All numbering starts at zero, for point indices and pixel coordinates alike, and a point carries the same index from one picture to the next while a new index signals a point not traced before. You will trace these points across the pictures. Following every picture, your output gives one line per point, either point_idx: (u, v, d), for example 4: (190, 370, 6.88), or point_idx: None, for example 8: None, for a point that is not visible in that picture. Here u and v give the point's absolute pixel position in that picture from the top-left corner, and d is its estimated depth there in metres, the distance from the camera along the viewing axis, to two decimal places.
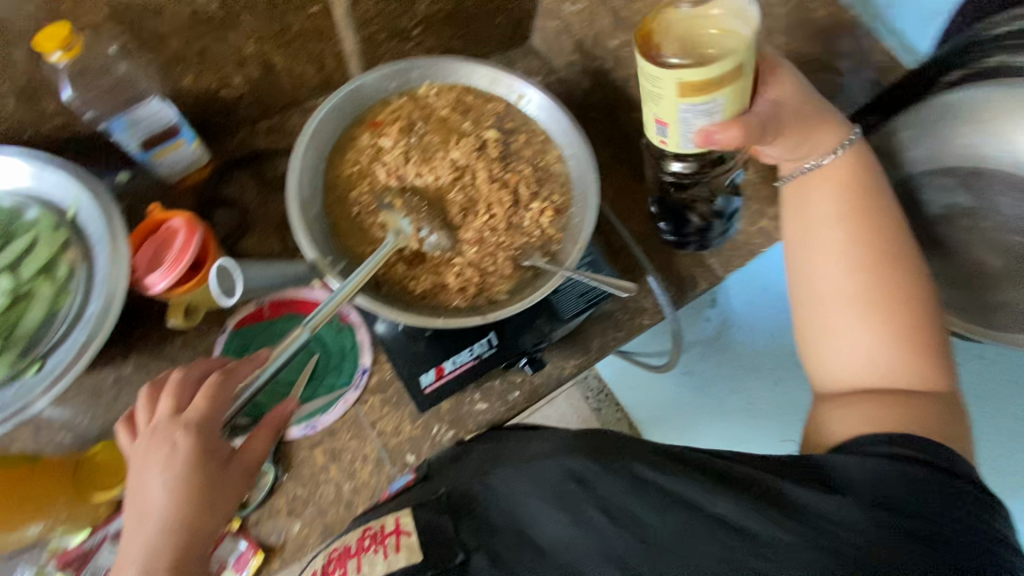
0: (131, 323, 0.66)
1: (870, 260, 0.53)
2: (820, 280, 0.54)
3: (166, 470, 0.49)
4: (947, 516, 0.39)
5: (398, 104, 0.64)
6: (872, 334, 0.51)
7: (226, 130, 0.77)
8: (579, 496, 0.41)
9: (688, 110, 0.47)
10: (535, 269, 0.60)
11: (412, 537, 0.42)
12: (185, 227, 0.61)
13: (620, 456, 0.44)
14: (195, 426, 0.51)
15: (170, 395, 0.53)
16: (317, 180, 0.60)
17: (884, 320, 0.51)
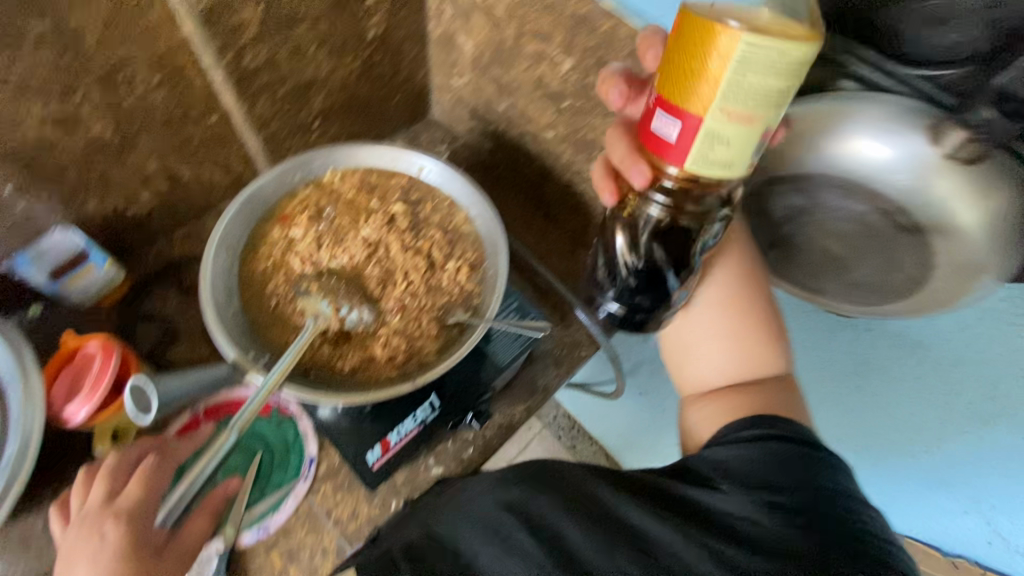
0: (56, 461, 0.63)
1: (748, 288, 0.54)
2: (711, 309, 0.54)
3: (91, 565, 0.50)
4: (813, 485, 0.43)
5: (304, 194, 0.67)
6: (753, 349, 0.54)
7: (142, 246, 0.78)
8: (507, 526, 0.44)
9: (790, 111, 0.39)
10: (459, 325, 0.63)
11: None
12: (101, 350, 0.60)
13: (553, 480, 0.46)
14: (125, 515, 0.52)
15: (100, 483, 0.54)
16: (231, 280, 0.61)
17: (741, 327, 0.54)
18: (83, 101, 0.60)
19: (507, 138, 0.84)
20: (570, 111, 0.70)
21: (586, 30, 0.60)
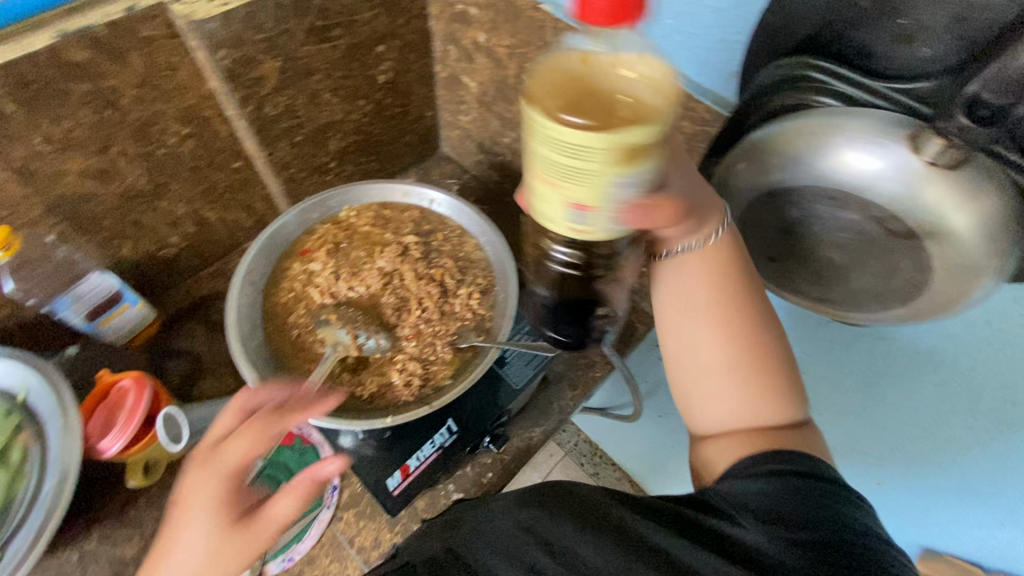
0: (90, 495, 0.65)
1: (734, 328, 0.50)
2: (697, 357, 0.51)
3: (188, 535, 0.42)
4: (822, 517, 0.44)
5: (322, 230, 0.71)
6: (749, 393, 0.50)
7: (171, 286, 0.82)
8: (526, 548, 0.50)
9: (620, 185, 0.36)
10: (472, 350, 0.65)
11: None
12: (134, 385, 0.63)
13: (580, 505, 0.51)
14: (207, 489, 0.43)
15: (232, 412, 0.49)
16: (254, 314, 0.64)
17: (759, 383, 0.50)
18: (119, 154, 0.65)
19: (514, 168, 0.88)
20: None
21: None
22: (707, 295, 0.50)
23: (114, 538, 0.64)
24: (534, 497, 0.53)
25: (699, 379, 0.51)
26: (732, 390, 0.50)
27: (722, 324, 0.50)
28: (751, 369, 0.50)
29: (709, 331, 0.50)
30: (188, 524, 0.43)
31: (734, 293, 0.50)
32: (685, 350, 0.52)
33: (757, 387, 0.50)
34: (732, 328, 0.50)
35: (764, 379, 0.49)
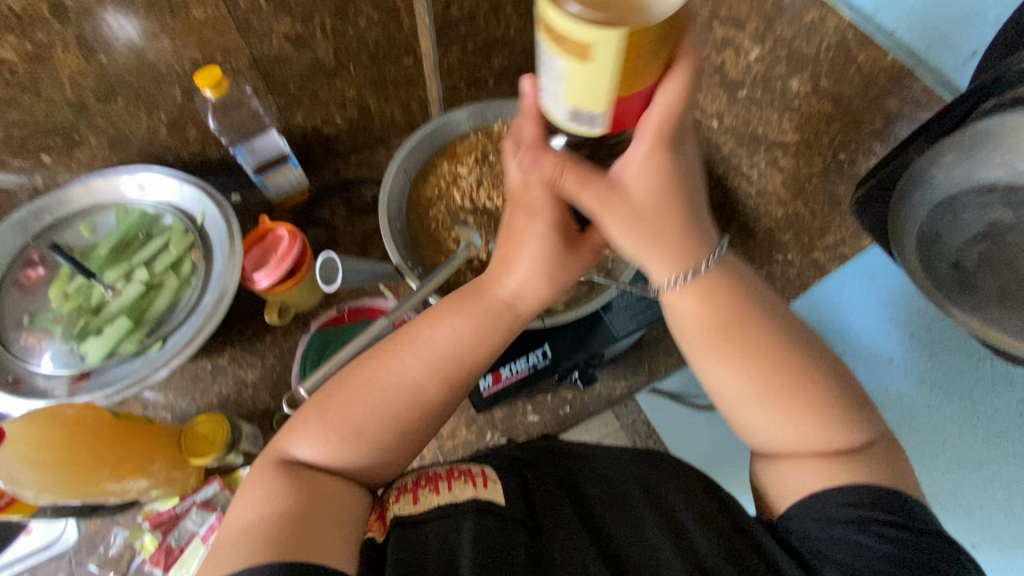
0: (232, 320, 0.75)
1: (771, 362, 0.46)
2: (730, 399, 0.48)
3: (523, 277, 0.47)
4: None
5: (474, 138, 0.73)
6: (786, 428, 0.47)
7: (324, 162, 0.89)
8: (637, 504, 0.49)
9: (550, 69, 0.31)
10: (590, 284, 0.66)
11: (498, 482, 0.46)
12: (288, 235, 0.70)
13: (674, 479, 0.51)
14: (647, 215, 0.42)
15: (640, 172, 0.40)
16: (402, 200, 0.69)
17: (791, 410, 0.46)
18: (318, 25, 0.69)
19: None
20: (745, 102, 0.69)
21: (788, 18, 0.59)
22: (725, 329, 0.46)
23: (242, 362, 0.74)
24: (632, 457, 0.55)
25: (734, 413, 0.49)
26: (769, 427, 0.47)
27: (740, 364, 0.47)
28: (789, 402, 0.46)
29: (740, 377, 0.47)
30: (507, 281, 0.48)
31: (755, 325, 0.47)
32: (714, 389, 0.49)
33: (796, 425, 0.46)
34: (757, 373, 0.46)
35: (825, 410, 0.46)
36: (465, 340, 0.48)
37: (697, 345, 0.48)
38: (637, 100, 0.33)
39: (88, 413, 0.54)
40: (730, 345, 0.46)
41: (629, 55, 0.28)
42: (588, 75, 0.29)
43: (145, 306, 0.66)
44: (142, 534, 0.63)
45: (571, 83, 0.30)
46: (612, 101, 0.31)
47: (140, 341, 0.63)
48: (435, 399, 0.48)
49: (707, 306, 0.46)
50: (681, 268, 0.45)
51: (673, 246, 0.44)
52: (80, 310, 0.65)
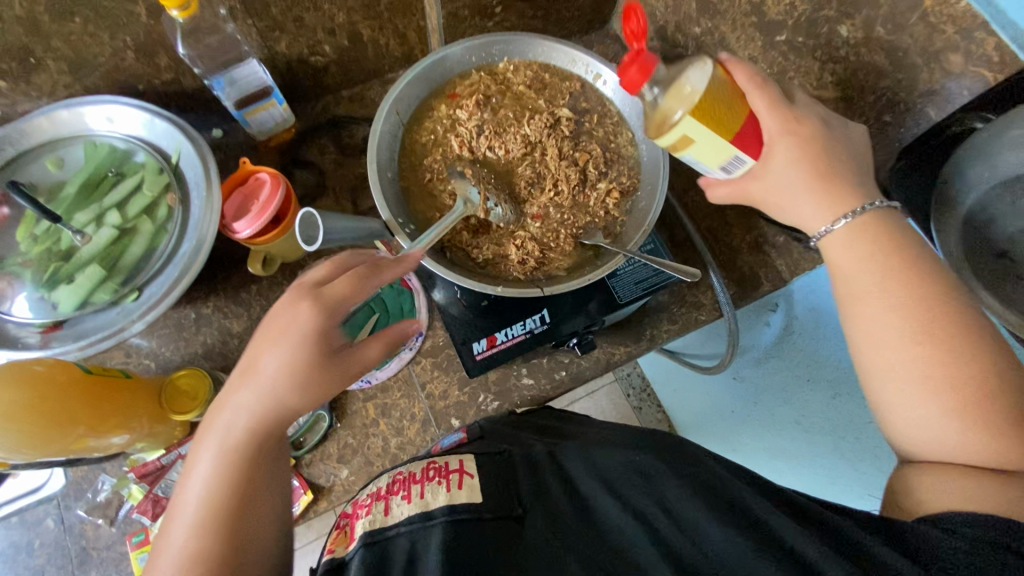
0: (215, 268, 0.71)
1: (927, 315, 0.41)
2: (879, 359, 0.43)
3: (235, 411, 0.44)
4: None
5: (476, 78, 0.66)
6: (933, 402, 0.40)
7: (312, 96, 0.81)
8: (639, 488, 0.45)
9: (691, 158, 0.45)
10: (595, 249, 0.61)
11: (473, 479, 0.47)
12: (270, 180, 0.64)
13: (688, 463, 0.47)
14: (324, 303, 0.45)
15: (326, 267, 0.48)
16: (394, 146, 0.63)
17: (946, 379, 0.40)
18: None
19: None
20: (783, 48, 0.61)
21: None
22: (897, 271, 0.43)
23: (227, 312, 0.71)
24: (641, 438, 0.52)
25: (884, 383, 0.43)
26: (928, 395, 0.41)
27: (905, 314, 0.42)
28: (959, 369, 0.40)
29: (908, 330, 0.42)
30: (262, 357, 0.44)
31: (917, 270, 0.43)
32: (863, 351, 0.44)
33: (966, 395, 0.39)
34: (927, 323, 0.41)
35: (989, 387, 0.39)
36: (226, 461, 0.43)
37: (856, 289, 0.45)
38: (750, 123, 0.45)
39: (57, 371, 0.52)
40: (898, 285, 0.43)
41: (705, 120, 0.42)
42: (696, 149, 0.44)
43: (119, 252, 0.62)
44: (129, 483, 0.63)
45: (707, 156, 0.45)
46: (729, 142, 0.44)
47: (114, 291, 0.60)
48: (235, 511, 0.42)
49: (877, 247, 0.44)
50: (842, 211, 0.46)
51: (837, 200, 0.46)
52: (49, 255, 0.61)
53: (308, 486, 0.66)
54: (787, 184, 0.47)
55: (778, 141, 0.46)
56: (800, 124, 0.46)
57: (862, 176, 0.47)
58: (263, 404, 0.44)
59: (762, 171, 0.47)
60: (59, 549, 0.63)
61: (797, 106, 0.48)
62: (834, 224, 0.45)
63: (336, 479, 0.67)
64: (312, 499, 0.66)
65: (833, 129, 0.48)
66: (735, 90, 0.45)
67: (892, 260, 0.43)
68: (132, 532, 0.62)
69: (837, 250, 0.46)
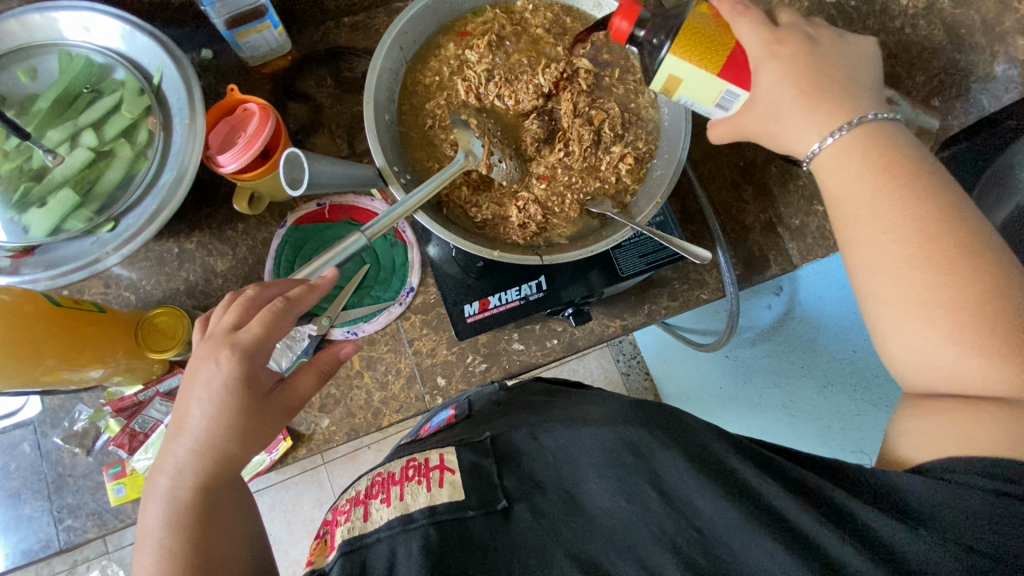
0: (199, 201, 0.68)
1: (925, 236, 0.38)
2: (876, 283, 0.40)
3: (173, 474, 0.43)
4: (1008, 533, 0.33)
5: (490, 16, 0.60)
6: (934, 324, 0.37)
7: (311, 21, 0.74)
8: (631, 467, 0.44)
9: (687, 98, 0.45)
10: (602, 218, 0.57)
11: (455, 475, 0.47)
12: (259, 112, 0.59)
13: (675, 430, 0.44)
14: (242, 350, 0.44)
15: (234, 311, 0.46)
16: (394, 86, 0.57)
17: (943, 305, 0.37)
18: None
19: None
20: None
21: None
22: (891, 191, 0.39)
23: (211, 250, 0.67)
24: (636, 410, 0.49)
25: (880, 311, 0.40)
26: (928, 320, 0.38)
27: (908, 238, 0.38)
28: (966, 286, 0.37)
29: (905, 253, 0.38)
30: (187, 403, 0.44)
31: (918, 183, 0.39)
32: (858, 279, 0.41)
33: (965, 311, 0.36)
34: (923, 248, 0.38)
35: (987, 298, 0.36)
36: (176, 523, 0.42)
37: (852, 212, 0.41)
38: (741, 49, 0.43)
39: (25, 301, 0.50)
40: (897, 205, 0.39)
41: (688, 59, 0.42)
42: (688, 89, 0.44)
43: (95, 176, 0.58)
44: (105, 416, 0.62)
45: (698, 97, 0.45)
46: (719, 74, 0.43)
47: (89, 220, 0.56)
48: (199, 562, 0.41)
49: (874, 164, 0.40)
50: (831, 127, 0.42)
51: (833, 114, 0.42)
52: (19, 174, 0.57)
53: (288, 433, 0.65)
54: (778, 88, 0.42)
55: (764, 67, 0.42)
56: (783, 43, 0.42)
57: (859, 84, 0.43)
58: (199, 461, 0.43)
59: (756, 102, 0.44)
60: (35, 473, 0.62)
61: (781, 26, 0.43)
62: (824, 141, 0.42)
63: (317, 427, 0.66)
64: (291, 446, 0.65)
65: (824, 42, 0.44)
66: (725, 22, 0.43)
67: (893, 175, 0.40)
68: (109, 464, 0.62)
69: (831, 174, 0.42)
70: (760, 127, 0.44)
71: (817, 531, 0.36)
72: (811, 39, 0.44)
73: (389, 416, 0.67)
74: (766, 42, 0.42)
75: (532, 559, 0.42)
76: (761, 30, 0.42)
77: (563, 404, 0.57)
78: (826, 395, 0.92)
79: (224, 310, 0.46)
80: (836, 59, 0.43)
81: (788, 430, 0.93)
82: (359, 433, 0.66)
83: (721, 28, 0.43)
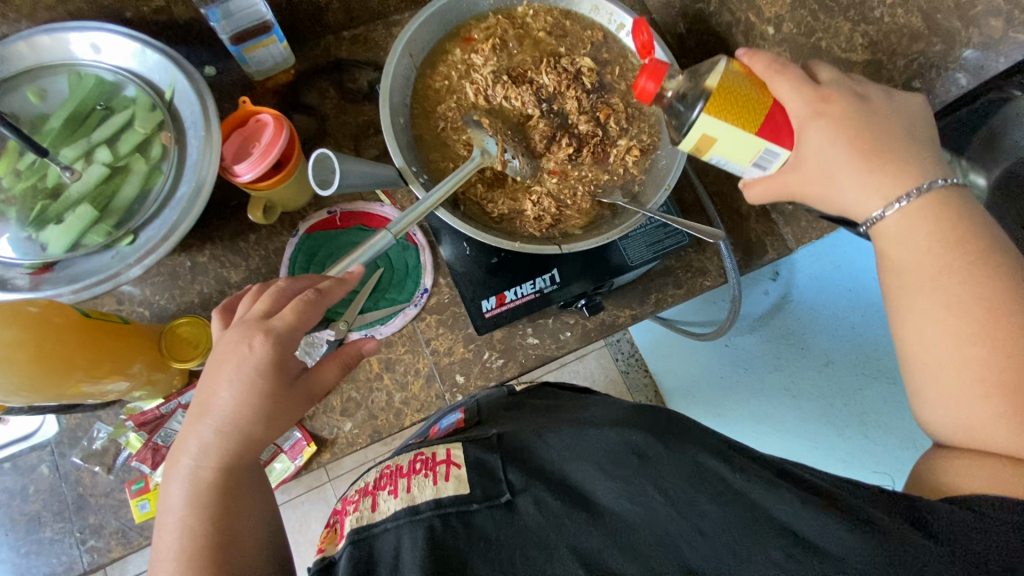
0: (209, 215, 0.68)
1: (983, 324, 0.39)
2: (931, 351, 0.41)
3: (197, 455, 0.43)
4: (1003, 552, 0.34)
5: (493, 21, 0.62)
6: (985, 403, 0.39)
7: (312, 36, 0.75)
8: (638, 472, 0.45)
9: (720, 159, 0.47)
10: (613, 208, 0.59)
11: (461, 470, 0.48)
12: (274, 123, 0.60)
13: (687, 439, 0.46)
14: (275, 336, 0.44)
15: (267, 299, 0.47)
16: (406, 91, 0.60)
17: (999, 396, 0.38)
18: None
19: (710, 24, 0.72)
20: (814, 6, 0.59)
21: None
22: (953, 267, 0.41)
23: (224, 262, 0.68)
24: (637, 416, 0.51)
25: (927, 375, 0.42)
26: (979, 395, 0.39)
27: (966, 313, 0.40)
28: (1009, 361, 0.38)
29: (965, 330, 0.40)
30: (213, 389, 0.44)
31: (983, 262, 0.41)
32: (909, 344, 0.43)
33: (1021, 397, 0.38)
34: (987, 326, 0.39)
35: None
36: (198, 501, 0.42)
37: (910, 281, 0.42)
38: (777, 109, 0.46)
39: (54, 312, 0.50)
40: (960, 281, 0.40)
41: (724, 119, 0.44)
42: (722, 147, 0.46)
43: (111, 192, 0.58)
44: (127, 432, 0.62)
45: (730, 155, 0.47)
46: (756, 134, 0.45)
47: (108, 234, 0.57)
48: (219, 537, 0.42)
49: (942, 235, 0.41)
50: (897, 194, 0.43)
51: (894, 177, 0.43)
52: (35, 193, 0.57)
53: (311, 438, 0.66)
54: (836, 150, 0.44)
55: (809, 125, 0.45)
56: (828, 103, 0.45)
57: (915, 129, 0.45)
58: (224, 441, 0.43)
59: (799, 160, 0.45)
60: (55, 495, 0.61)
61: (824, 85, 0.46)
62: (889, 208, 0.43)
63: (339, 431, 0.66)
64: (315, 451, 0.66)
65: (874, 100, 0.46)
66: (758, 82, 0.46)
67: (961, 252, 0.41)
68: (132, 480, 0.61)
69: (895, 238, 0.43)
70: (811, 188, 0.46)
71: (802, 523, 0.38)
72: (859, 97, 0.46)
73: (411, 415, 0.68)
74: (811, 107, 0.45)
75: (535, 550, 0.42)
76: (801, 88, 0.45)
77: (571, 407, 0.59)
78: (827, 372, 0.92)
79: (255, 300, 0.48)
80: (891, 123, 0.45)
81: (792, 411, 0.96)
82: (381, 435, 0.67)
83: (750, 90, 0.45)
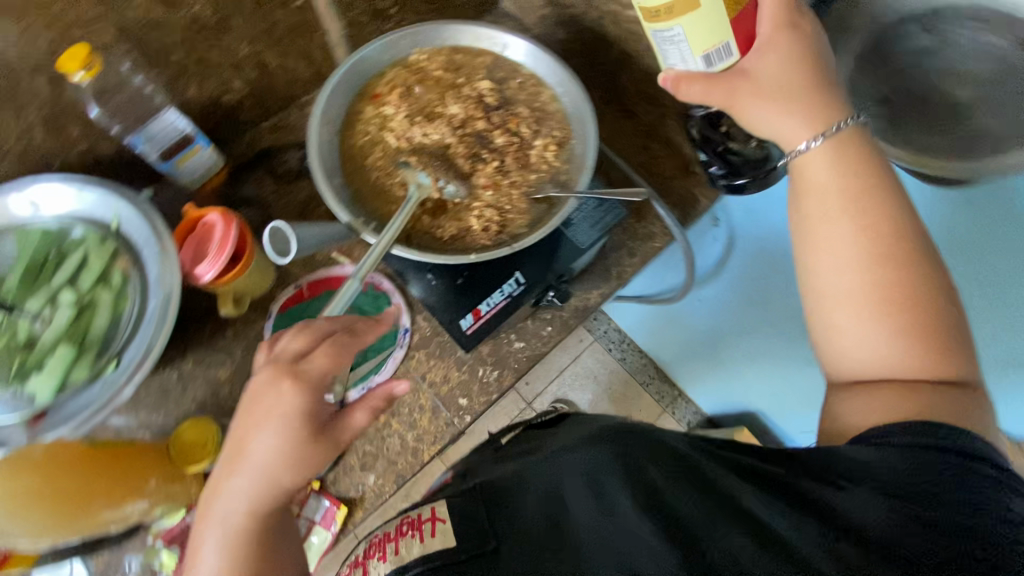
0: (183, 323, 0.70)
1: (874, 255, 0.47)
2: (839, 279, 0.47)
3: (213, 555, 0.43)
4: (933, 498, 0.38)
5: (393, 74, 0.68)
6: (879, 324, 0.46)
7: (234, 135, 0.79)
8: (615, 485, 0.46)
9: (678, 36, 0.46)
10: (548, 201, 0.64)
11: (446, 523, 0.48)
12: (221, 219, 0.64)
13: (651, 444, 0.49)
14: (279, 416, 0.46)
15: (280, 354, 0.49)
16: (334, 155, 0.65)
17: (893, 314, 0.45)
18: None
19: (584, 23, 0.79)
20: None
21: None
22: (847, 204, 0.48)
23: (209, 364, 0.70)
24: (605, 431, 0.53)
25: (834, 307, 0.48)
26: (874, 317, 0.46)
27: (862, 240, 0.47)
28: (894, 287, 0.46)
29: (857, 258, 0.47)
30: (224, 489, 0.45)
31: (877, 198, 0.48)
32: (816, 277, 0.49)
33: (903, 312, 0.45)
34: (869, 253, 0.47)
35: (908, 311, 0.45)
36: None
37: (815, 223, 0.49)
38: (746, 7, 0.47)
39: None
40: (852, 216, 0.47)
41: None
42: (694, 17, 0.44)
43: (84, 327, 0.60)
44: (159, 553, 0.62)
45: (694, 35, 0.45)
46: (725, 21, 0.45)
47: (93, 365, 0.59)
48: None
49: (845, 169, 0.48)
50: (819, 130, 0.49)
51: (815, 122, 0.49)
52: (8, 351, 0.58)
53: (341, 501, 0.68)
54: (785, 81, 0.48)
55: (769, 48, 0.48)
56: (799, 22, 0.49)
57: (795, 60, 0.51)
58: (239, 537, 0.44)
59: (758, 73, 0.48)
60: None
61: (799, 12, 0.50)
62: (812, 141, 0.48)
63: (364, 487, 0.68)
64: (347, 511, 0.68)
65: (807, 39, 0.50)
66: None
67: (851, 186, 0.48)
68: None
69: (807, 178, 0.49)
70: (756, 95, 0.48)
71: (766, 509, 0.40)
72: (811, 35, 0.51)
73: (428, 449, 0.70)
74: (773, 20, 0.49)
75: None
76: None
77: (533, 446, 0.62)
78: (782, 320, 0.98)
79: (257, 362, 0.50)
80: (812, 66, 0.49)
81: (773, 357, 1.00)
82: (406, 477, 0.69)
83: None
